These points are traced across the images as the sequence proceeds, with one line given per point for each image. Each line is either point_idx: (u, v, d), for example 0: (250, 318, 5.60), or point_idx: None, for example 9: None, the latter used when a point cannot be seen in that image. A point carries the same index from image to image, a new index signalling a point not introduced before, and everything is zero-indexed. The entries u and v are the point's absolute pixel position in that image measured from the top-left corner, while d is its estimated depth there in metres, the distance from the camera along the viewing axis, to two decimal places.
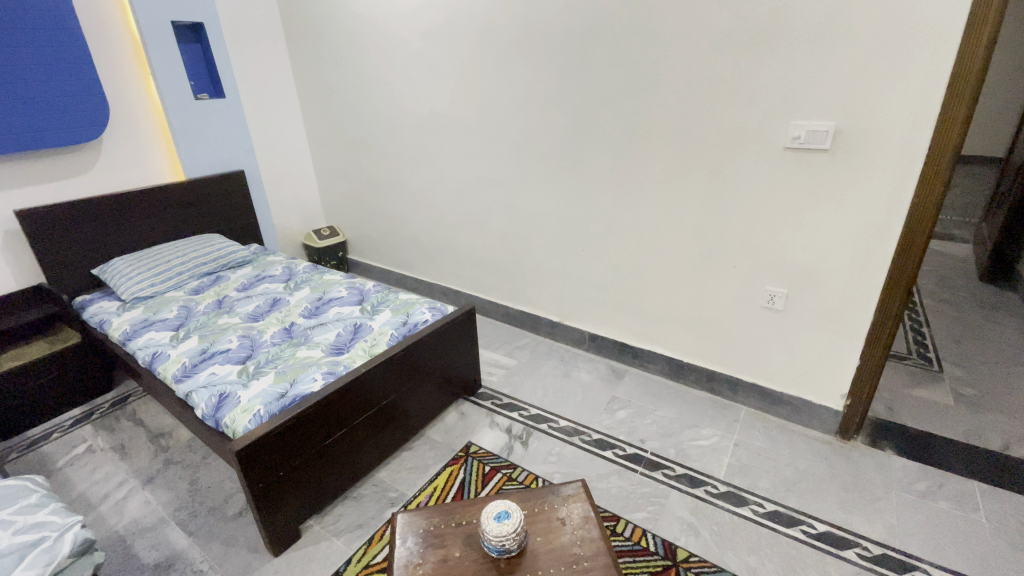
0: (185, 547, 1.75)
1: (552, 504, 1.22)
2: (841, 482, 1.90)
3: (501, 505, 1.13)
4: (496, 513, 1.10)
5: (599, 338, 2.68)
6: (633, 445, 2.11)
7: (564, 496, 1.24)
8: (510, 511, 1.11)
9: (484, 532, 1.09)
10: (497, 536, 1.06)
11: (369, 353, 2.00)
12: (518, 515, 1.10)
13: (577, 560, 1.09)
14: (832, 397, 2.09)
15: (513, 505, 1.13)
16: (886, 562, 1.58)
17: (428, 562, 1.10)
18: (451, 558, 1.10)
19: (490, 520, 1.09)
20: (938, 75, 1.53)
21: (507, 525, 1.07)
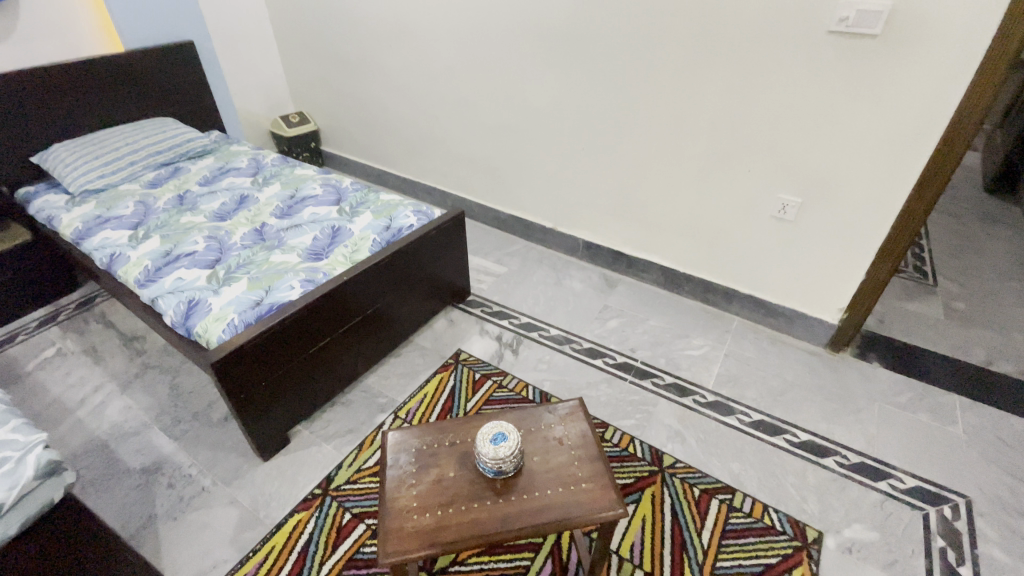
0: (171, 452, 1.73)
1: (548, 424, 1.16)
2: (827, 393, 1.92)
3: (497, 426, 1.07)
4: (492, 435, 1.05)
5: (594, 246, 2.56)
6: (624, 354, 2.06)
7: (560, 415, 1.18)
8: (507, 433, 1.05)
9: (479, 455, 1.04)
10: (493, 459, 1.01)
11: (351, 259, 1.84)
12: (516, 436, 1.05)
13: (575, 479, 1.04)
14: (829, 309, 2.05)
15: (509, 427, 1.07)
16: (862, 470, 1.65)
17: (423, 482, 1.05)
18: (446, 479, 1.06)
19: (485, 442, 1.04)
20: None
21: (504, 448, 1.02)
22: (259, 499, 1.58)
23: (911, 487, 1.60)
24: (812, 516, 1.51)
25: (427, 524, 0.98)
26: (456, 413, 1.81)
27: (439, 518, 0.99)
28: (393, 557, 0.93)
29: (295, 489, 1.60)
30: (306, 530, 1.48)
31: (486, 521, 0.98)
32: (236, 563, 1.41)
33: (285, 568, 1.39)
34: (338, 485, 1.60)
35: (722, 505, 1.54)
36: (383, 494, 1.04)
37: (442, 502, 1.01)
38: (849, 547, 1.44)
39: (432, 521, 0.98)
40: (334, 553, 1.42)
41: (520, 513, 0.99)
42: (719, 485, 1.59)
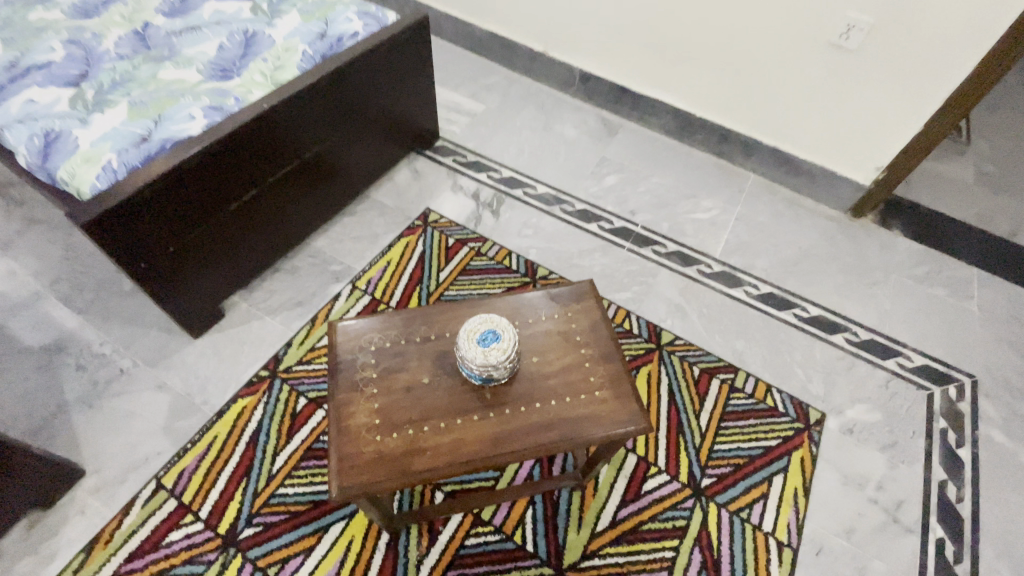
0: (77, 327, 1.42)
1: (549, 314, 0.88)
2: (843, 264, 1.72)
3: (488, 320, 0.79)
4: (481, 333, 0.78)
5: (593, 79, 2.06)
6: (622, 216, 1.75)
7: (564, 304, 0.89)
8: (501, 330, 0.78)
9: (461, 359, 0.78)
10: (481, 367, 0.76)
11: (272, 80, 1.34)
12: (513, 335, 0.78)
13: (586, 388, 0.80)
14: (864, 168, 1.76)
15: (504, 322, 0.79)
16: (871, 348, 1.52)
17: (386, 392, 0.80)
18: (417, 387, 0.80)
19: (470, 343, 0.77)
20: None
21: (497, 353, 0.76)
22: (193, 383, 1.33)
23: (918, 366, 1.50)
24: (816, 397, 1.40)
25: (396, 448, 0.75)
26: (426, 285, 1.53)
27: (409, 441, 0.76)
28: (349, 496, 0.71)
29: (236, 371, 1.35)
30: (253, 418, 1.26)
31: (473, 443, 0.75)
32: (171, 456, 1.21)
33: (232, 461, 1.20)
34: (288, 367, 1.35)
35: (723, 386, 1.39)
36: (332, 409, 0.78)
37: (414, 419, 0.77)
38: (851, 429, 1.35)
39: (399, 445, 0.75)
40: (288, 444, 1.22)
41: (516, 433, 0.76)
42: (722, 365, 1.43)
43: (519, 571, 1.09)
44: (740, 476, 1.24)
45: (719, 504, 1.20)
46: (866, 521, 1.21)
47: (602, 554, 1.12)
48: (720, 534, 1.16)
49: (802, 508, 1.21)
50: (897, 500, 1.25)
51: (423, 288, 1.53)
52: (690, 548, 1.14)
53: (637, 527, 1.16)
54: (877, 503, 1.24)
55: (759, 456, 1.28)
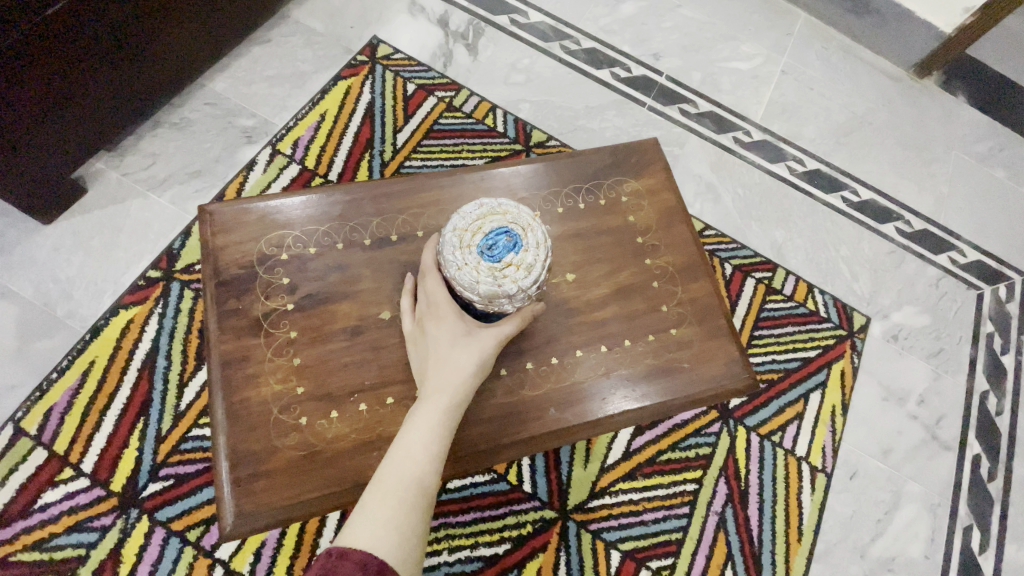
0: None
1: (599, 198, 0.64)
2: (901, 135, 1.40)
3: (499, 216, 0.49)
4: (489, 235, 0.48)
5: None
6: (642, 62, 1.31)
7: (622, 186, 0.65)
8: (522, 232, 0.49)
9: (453, 282, 0.49)
10: (488, 299, 0.48)
11: None
12: (540, 241, 0.49)
13: (649, 323, 0.59)
14: (948, 10, 1.37)
15: (527, 219, 0.49)
16: (924, 240, 1.28)
17: (317, 340, 0.55)
18: (370, 328, 0.56)
19: (470, 255, 0.48)
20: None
21: (515, 275, 0.47)
22: (50, 288, 0.93)
23: (972, 262, 1.28)
24: (861, 299, 1.17)
25: (347, 436, 0.53)
26: (379, 151, 1.11)
27: (356, 424, 0.53)
28: (262, 512, 0.49)
29: (114, 271, 0.95)
30: (144, 335, 0.91)
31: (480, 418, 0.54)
32: (32, 391, 0.86)
33: (120, 395, 0.87)
34: (188, 266, 0.97)
35: (758, 287, 1.13)
36: (223, 375, 0.53)
37: (368, 386, 0.54)
38: (896, 336, 1.16)
39: (343, 430, 0.53)
40: (199, 371, 0.90)
41: (542, 401, 0.55)
42: (758, 262, 1.15)
43: (515, 517, 0.88)
44: (773, 395, 1.04)
45: (749, 428, 1.00)
46: (905, 439, 1.07)
47: (614, 492, 0.92)
48: (749, 461, 0.98)
49: (839, 428, 1.04)
50: (937, 415, 1.10)
51: (376, 155, 1.11)
52: (714, 480, 0.96)
53: (654, 459, 0.96)
54: (917, 420, 1.09)
55: (796, 370, 1.07)
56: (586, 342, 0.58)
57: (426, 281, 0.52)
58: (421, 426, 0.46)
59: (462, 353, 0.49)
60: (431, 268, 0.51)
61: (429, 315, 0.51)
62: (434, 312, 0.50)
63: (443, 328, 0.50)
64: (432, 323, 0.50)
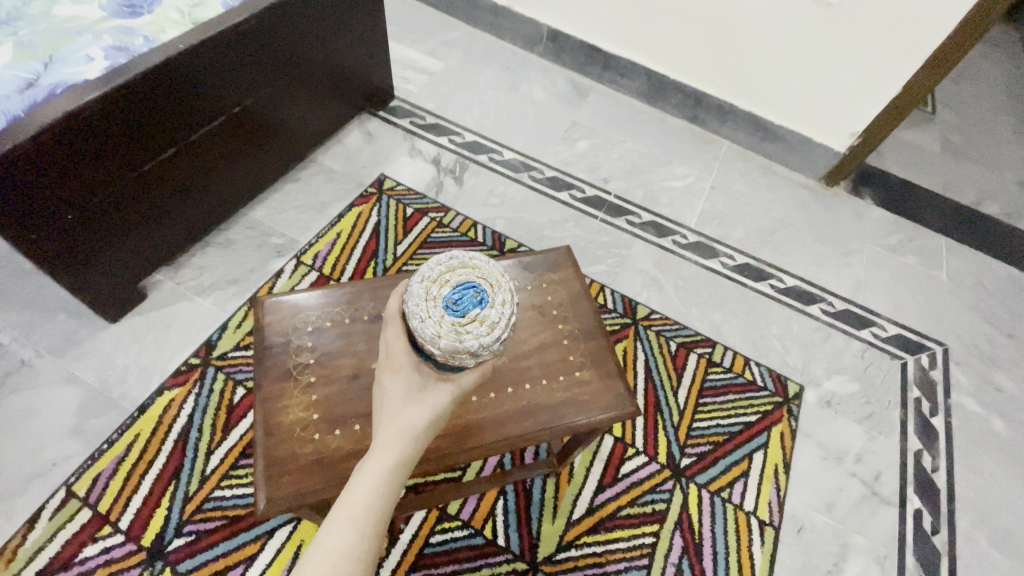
0: None
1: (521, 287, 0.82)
2: (818, 234, 1.67)
3: (468, 273, 0.57)
4: (458, 289, 0.56)
5: (562, 39, 1.91)
6: (594, 185, 1.64)
7: (540, 276, 0.83)
8: (489, 290, 0.57)
9: (417, 333, 0.56)
10: (449, 353, 0.54)
11: (191, 19, 1.15)
12: (504, 300, 0.57)
13: (565, 368, 0.75)
14: (839, 135, 1.68)
15: (494, 276, 0.58)
16: (847, 318, 1.49)
17: (327, 383, 0.75)
18: (366, 373, 0.76)
19: (435, 309, 0.55)
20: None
21: (476, 330, 0.54)
22: (109, 374, 1.14)
23: (893, 335, 1.47)
24: (794, 370, 1.36)
25: (344, 448, 0.70)
26: (382, 260, 1.39)
27: (350, 439, 0.71)
28: (282, 503, 0.66)
29: (162, 360, 1.17)
30: (181, 413, 1.09)
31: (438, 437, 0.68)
32: (84, 459, 1.03)
33: (157, 462, 1.03)
34: (222, 354, 1.19)
35: (700, 360, 1.33)
36: (258, 408, 0.72)
37: (362, 413, 0.73)
38: (829, 401, 1.32)
39: (340, 444, 0.71)
40: (225, 440, 1.07)
41: (483, 424, 0.70)
42: (699, 339, 1.37)
43: (490, 568, 1.00)
44: (719, 455, 1.18)
45: (700, 485, 1.14)
46: (847, 495, 1.18)
47: (579, 545, 1.04)
48: (701, 515, 1.10)
49: (782, 485, 1.17)
50: (875, 472, 1.22)
51: (379, 263, 1.39)
52: (670, 533, 1.07)
53: (616, 514, 1.08)
54: (856, 476, 1.21)
55: (738, 433, 1.22)
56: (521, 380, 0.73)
57: (387, 332, 0.60)
58: (370, 479, 0.54)
59: (415, 408, 0.58)
60: (394, 318, 0.59)
61: (388, 368, 0.59)
62: (392, 365, 0.59)
63: (399, 383, 0.59)
64: (391, 375, 0.59)
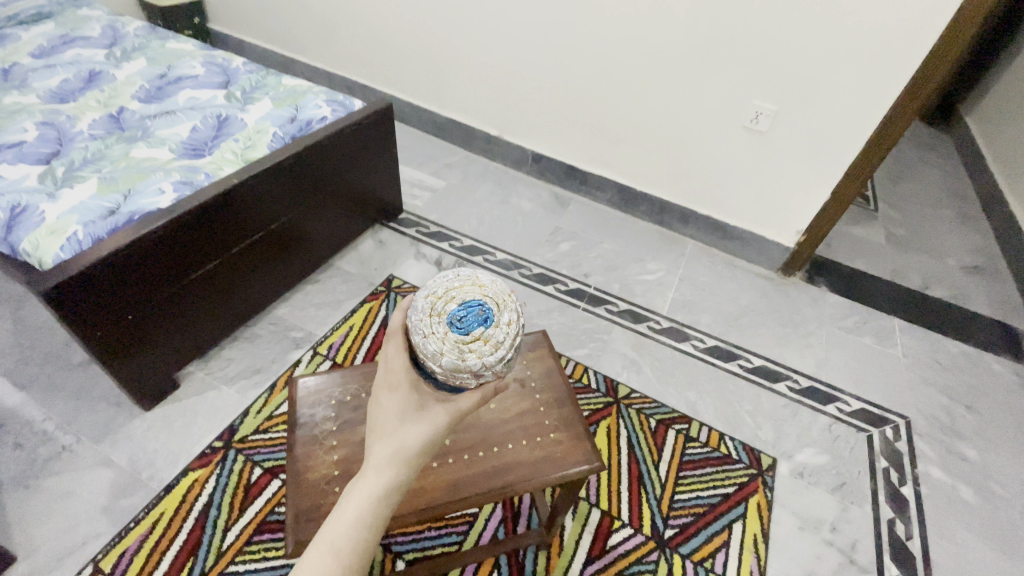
0: (17, 404, 1.35)
1: None
2: (780, 318, 1.86)
3: (475, 294, 0.62)
4: (464, 306, 0.61)
5: (545, 159, 2.26)
6: (576, 279, 1.87)
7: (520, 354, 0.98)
8: (495, 309, 0.61)
9: (420, 349, 0.59)
10: (450, 371, 0.57)
11: (243, 158, 1.45)
12: (506, 320, 0.61)
13: (543, 430, 0.88)
14: (786, 232, 1.94)
15: (499, 297, 0.62)
16: (812, 394, 1.63)
17: (346, 446, 0.89)
18: None
19: (440, 326, 0.59)
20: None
21: (478, 348, 0.58)
22: (141, 457, 1.26)
23: (857, 409, 1.60)
24: (767, 443, 1.47)
25: None
26: None
27: None
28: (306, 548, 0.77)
29: (189, 443, 1.30)
30: (203, 492, 1.20)
31: (437, 487, 0.80)
32: (111, 537, 1.12)
33: (178, 538, 1.13)
34: (243, 436, 1.32)
35: (679, 436, 1.45)
36: (289, 469, 0.86)
37: None
38: (801, 473, 1.41)
39: None
40: (241, 517, 1.17)
41: (475, 477, 0.82)
42: (677, 416, 1.50)
43: None
44: (700, 525, 1.27)
45: (684, 555, 1.21)
46: (825, 564, 1.24)
47: None
48: None
49: (761, 555, 1.23)
50: (851, 540, 1.29)
51: None
52: None
53: None
54: (833, 544, 1.28)
55: (717, 504, 1.31)
56: (508, 439, 0.87)
57: (388, 348, 0.62)
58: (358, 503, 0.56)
59: (409, 431, 0.60)
60: (398, 334, 0.62)
61: (386, 386, 0.61)
62: (391, 383, 0.61)
63: (396, 404, 0.61)
64: (388, 393, 0.61)
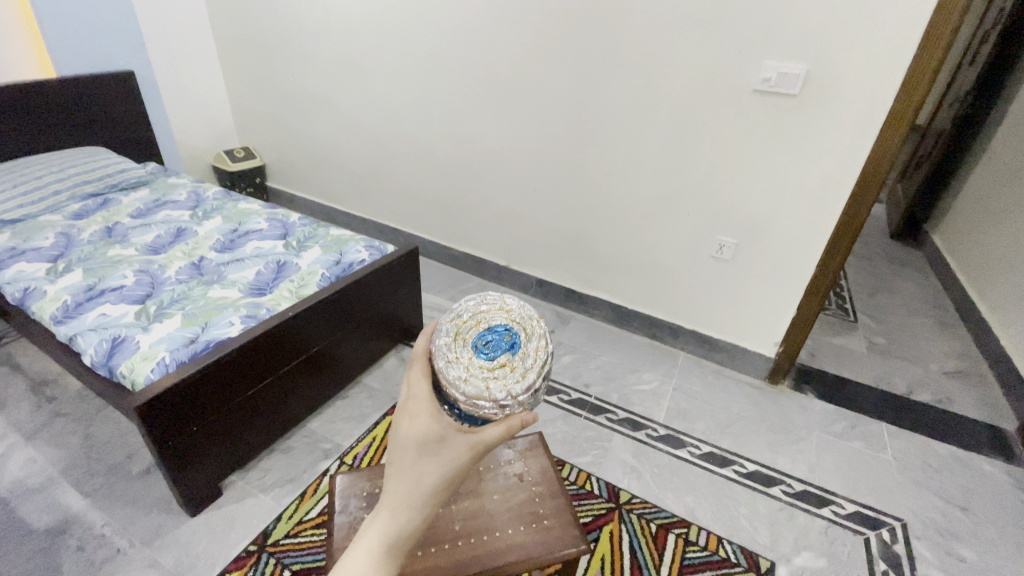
0: (82, 510, 1.54)
1: (507, 460, 1.16)
2: (770, 424, 2.00)
3: (504, 322, 0.67)
4: (492, 332, 0.65)
5: (547, 284, 2.60)
6: (577, 391, 2.07)
7: (519, 452, 1.17)
8: (523, 336, 0.66)
9: (444, 373, 0.59)
10: (473, 399, 0.58)
11: (297, 295, 1.79)
12: (533, 348, 0.64)
13: (539, 517, 1.04)
14: (766, 344, 2.15)
15: (527, 325, 0.67)
16: (807, 498, 1.71)
17: None
18: None
19: (467, 351, 0.62)
20: (925, 8, 1.42)
21: (504, 376, 0.61)
22: (185, 560, 1.41)
23: (852, 512, 1.66)
24: (764, 547, 1.54)
25: None
26: None
27: None
28: None
29: (228, 547, 1.44)
30: None
31: (450, 564, 0.96)
32: None
33: None
34: (276, 540, 1.46)
35: (678, 539, 1.53)
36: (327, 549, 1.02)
37: None
38: None
39: None
40: None
41: (482, 557, 0.97)
42: (675, 520, 1.59)
43: None
44: None
45: None
46: None
47: None
48: None
49: None
50: None
51: None
52: None
53: None
54: None
55: None
56: (510, 524, 1.03)
57: (411, 372, 0.58)
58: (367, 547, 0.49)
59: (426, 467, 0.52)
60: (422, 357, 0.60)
61: (405, 410, 0.54)
62: (413, 407, 0.54)
63: (417, 433, 0.53)
64: (408, 419, 0.54)
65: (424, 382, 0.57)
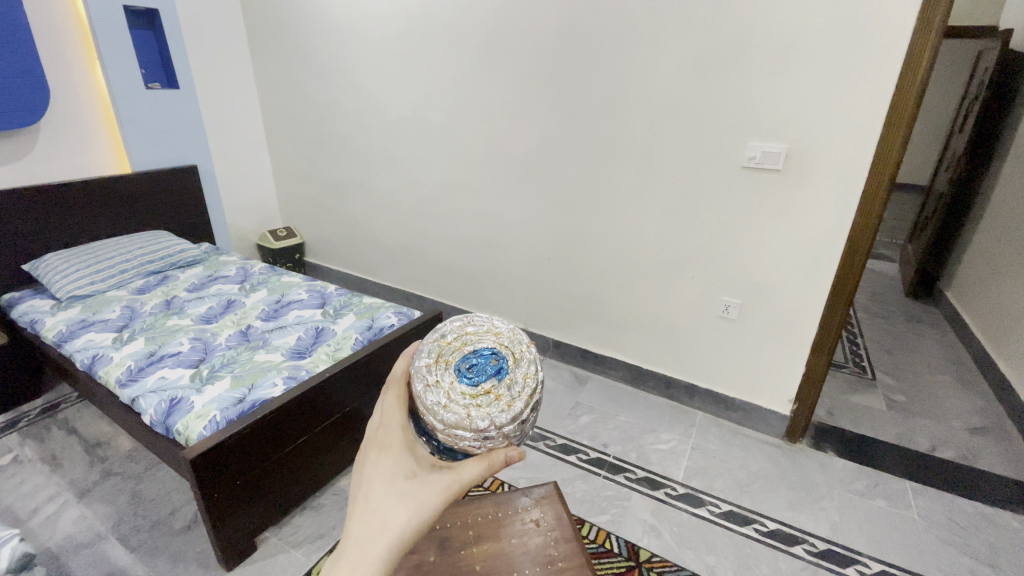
0: (127, 564, 1.64)
1: (523, 507, 1.24)
2: (789, 482, 2.00)
3: (493, 347, 0.77)
4: (477, 357, 0.76)
5: (564, 345, 2.73)
6: (596, 450, 2.13)
7: (535, 499, 1.26)
8: (510, 361, 0.76)
9: (422, 399, 0.71)
10: (451, 428, 0.69)
11: (333, 357, 1.97)
12: (516, 374, 0.74)
13: (554, 560, 1.12)
14: (780, 402, 2.20)
15: (516, 350, 0.77)
16: (831, 557, 1.69)
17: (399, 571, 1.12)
18: (426, 562, 1.11)
19: (449, 375, 0.73)
20: (883, 95, 1.64)
21: (488, 404, 0.70)
22: None
23: (879, 572, 1.64)
24: None
25: None
26: None
27: None
28: None
29: None
30: None
31: None
32: None
33: None
34: None
35: None
36: None
37: None
38: None
39: None
40: None
41: None
42: None
43: None
44: None
45: None
46: None
47: None
48: None
49: None
50: None
51: None
52: None
53: None
54: None
55: None
56: (527, 566, 1.10)
57: (386, 403, 0.73)
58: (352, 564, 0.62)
59: (400, 501, 0.67)
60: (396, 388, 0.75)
61: (379, 445, 0.70)
62: (386, 444, 0.70)
63: (391, 470, 0.68)
64: (382, 454, 0.69)
65: (397, 421, 0.72)
